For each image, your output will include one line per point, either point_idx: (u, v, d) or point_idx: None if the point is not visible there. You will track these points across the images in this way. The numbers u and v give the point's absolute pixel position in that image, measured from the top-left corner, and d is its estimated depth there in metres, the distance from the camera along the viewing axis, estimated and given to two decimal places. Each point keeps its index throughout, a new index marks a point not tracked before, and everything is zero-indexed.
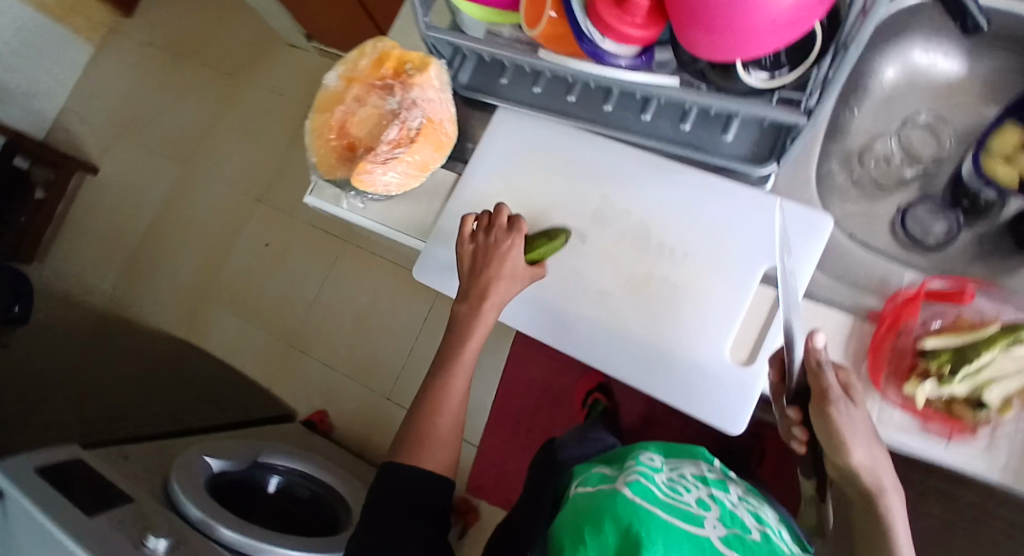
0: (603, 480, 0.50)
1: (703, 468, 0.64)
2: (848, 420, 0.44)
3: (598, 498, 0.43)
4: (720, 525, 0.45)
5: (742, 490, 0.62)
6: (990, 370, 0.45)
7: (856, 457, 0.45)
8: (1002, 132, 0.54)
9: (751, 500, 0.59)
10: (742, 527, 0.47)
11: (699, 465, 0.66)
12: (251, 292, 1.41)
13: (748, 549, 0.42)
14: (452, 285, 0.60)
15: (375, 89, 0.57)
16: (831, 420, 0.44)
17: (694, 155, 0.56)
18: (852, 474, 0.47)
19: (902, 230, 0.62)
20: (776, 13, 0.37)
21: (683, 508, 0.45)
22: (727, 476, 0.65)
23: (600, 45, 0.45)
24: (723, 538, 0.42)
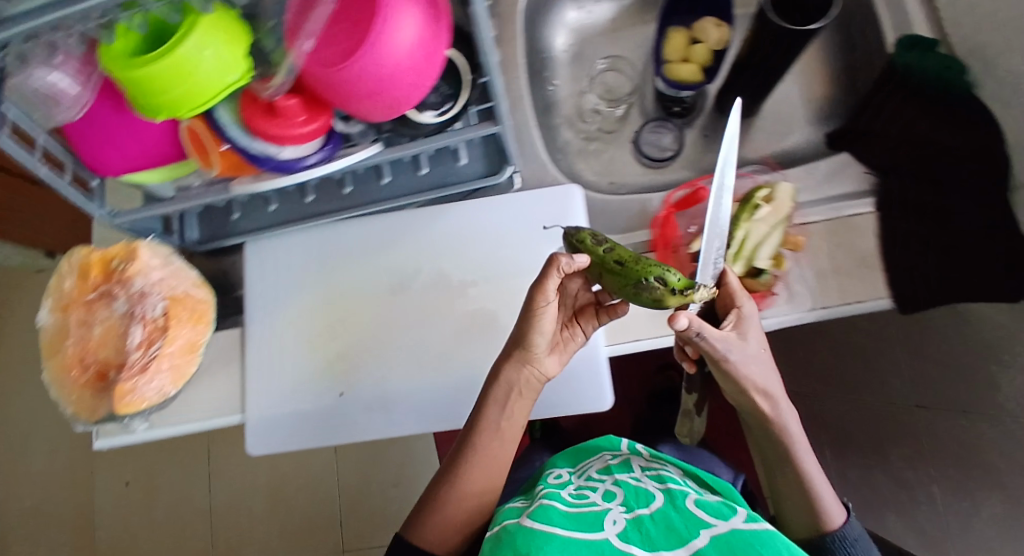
0: (510, 515, 0.49)
1: (606, 459, 0.61)
2: (736, 360, 0.46)
3: (500, 539, 0.44)
4: (623, 515, 0.46)
5: (645, 460, 0.59)
6: (751, 240, 0.52)
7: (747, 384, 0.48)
8: (671, 40, 0.65)
9: (656, 464, 0.58)
10: (646, 502, 0.47)
11: (602, 455, 0.63)
12: (140, 543, 1.20)
13: (649, 538, 0.42)
14: (294, 439, 0.55)
15: (98, 303, 0.51)
16: (721, 368, 0.47)
17: (445, 191, 0.57)
18: (746, 397, 0.49)
19: (643, 156, 0.67)
20: (405, 57, 0.39)
21: (586, 515, 0.46)
22: (631, 453, 0.61)
23: (281, 155, 0.44)
24: (621, 533, 0.43)
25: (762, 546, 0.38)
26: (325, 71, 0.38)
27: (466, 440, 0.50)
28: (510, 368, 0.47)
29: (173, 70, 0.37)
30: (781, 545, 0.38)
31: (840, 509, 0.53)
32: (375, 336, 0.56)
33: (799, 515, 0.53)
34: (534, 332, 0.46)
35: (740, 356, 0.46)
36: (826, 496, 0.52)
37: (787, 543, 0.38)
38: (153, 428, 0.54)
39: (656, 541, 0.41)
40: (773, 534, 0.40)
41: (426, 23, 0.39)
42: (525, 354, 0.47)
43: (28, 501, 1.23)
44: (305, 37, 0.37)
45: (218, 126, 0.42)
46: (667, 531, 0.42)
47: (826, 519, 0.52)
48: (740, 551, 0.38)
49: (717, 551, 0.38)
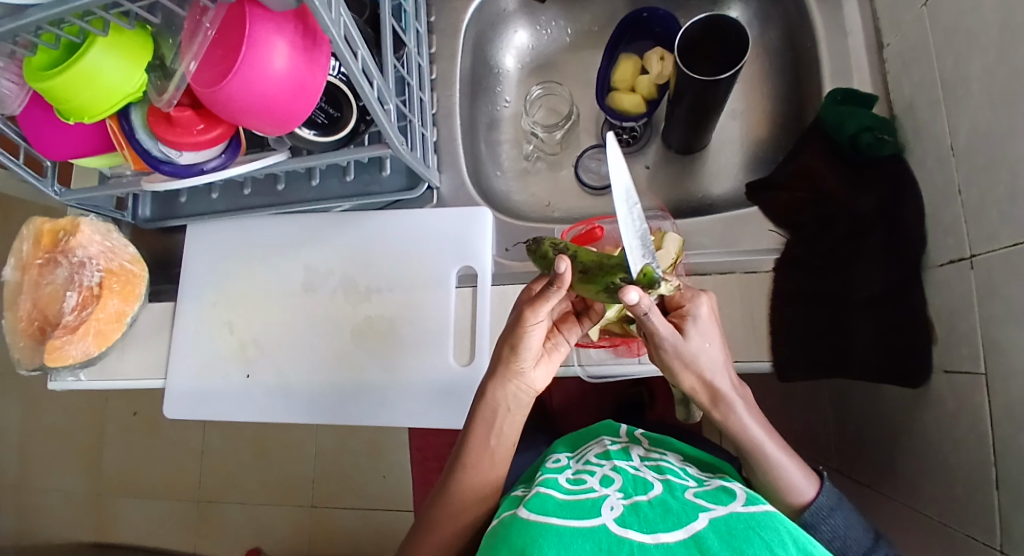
0: (508, 505, 0.44)
1: (605, 444, 0.56)
2: (675, 350, 0.44)
3: (497, 532, 0.39)
4: (620, 500, 0.39)
5: (646, 450, 0.54)
6: None
7: (687, 380, 0.46)
8: (620, 67, 0.64)
9: (654, 454, 0.52)
10: (644, 490, 0.41)
11: (599, 441, 0.58)
12: (135, 473, 1.28)
13: (646, 521, 0.36)
14: (208, 409, 0.61)
15: (43, 268, 0.57)
16: (660, 355, 0.45)
17: (366, 199, 0.59)
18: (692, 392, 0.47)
19: (584, 184, 0.68)
20: (278, 79, 0.41)
21: (581, 502, 0.40)
22: (629, 440, 0.57)
23: (180, 159, 0.48)
24: (619, 518, 0.37)
25: (766, 530, 0.33)
26: (201, 92, 0.42)
27: (462, 455, 0.49)
28: (495, 387, 0.48)
29: (74, 82, 0.41)
30: (785, 529, 0.33)
31: (809, 481, 0.48)
32: (284, 330, 0.60)
33: (769, 492, 0.49)
34: (509, 354, 0.47)
35: (682, 346, 0.44)
36: (790, 471, 0.48)
37: (795, 534, 0.33)
38: (88, 379, 0.60)
39: (655, 523, 0.35)
40: (778, 519, 0.35)
41: (295, 53, 0.42)
42: (505, 372, 0.48)
43: (46, 419, 1.32)
44: (188, 59, 0.41)
45: (129, 129, 0.47)
46: (663, 512, 0.37)
47: (794, 494, 0.47)
48: (745, 539, 0.32)
49: (721, 537, 0.33)
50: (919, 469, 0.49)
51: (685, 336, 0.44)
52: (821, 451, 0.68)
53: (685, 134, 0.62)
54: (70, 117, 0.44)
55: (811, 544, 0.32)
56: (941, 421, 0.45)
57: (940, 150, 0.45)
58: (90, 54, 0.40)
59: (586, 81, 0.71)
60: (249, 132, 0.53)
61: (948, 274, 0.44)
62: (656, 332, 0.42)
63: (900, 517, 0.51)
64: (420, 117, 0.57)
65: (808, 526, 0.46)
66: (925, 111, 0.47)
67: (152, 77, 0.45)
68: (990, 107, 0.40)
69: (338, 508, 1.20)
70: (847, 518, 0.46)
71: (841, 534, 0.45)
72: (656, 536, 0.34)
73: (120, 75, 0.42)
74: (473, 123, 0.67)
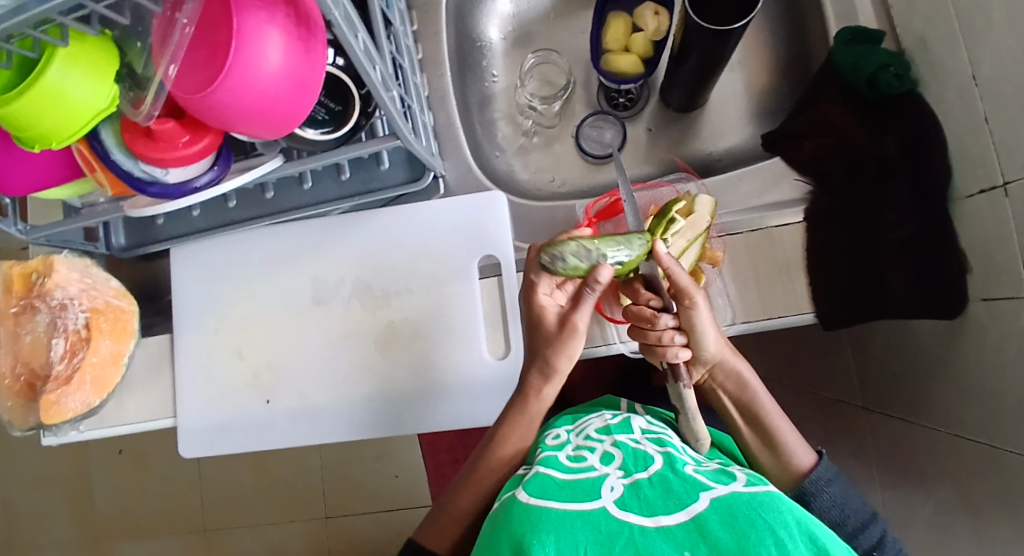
0: (508, 486, 0.43)
1: (606, 417, 0.53)
2: (698, 318, 0.43)
3: (495, 515, 0.39)
4: (621, 480, 0.39)
5: (647, 420, 0.51)
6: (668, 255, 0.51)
7: (714, 344, 0.45)
8: (611, 28, 0.61)
9: (656, 424, 0.50)
10: (645, 464, 0.41)
11: (602, 414, 0.55)
12: (134, 510, 1.22)
13: (648, 503, 0.36)
14: (225, 443, 0.57)
15: (19, 316, 0.52)
16: (687, 324, 0.44)
17: (367, 198, 0.55)
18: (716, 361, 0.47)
19: (587, 154, 0.65)
20: (277, 77, 0.37)
21: (581, 482, 0.39)
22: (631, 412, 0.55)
23: (167, 177, 0.43)
24: (619, 500, 0.37)
25: (767, 510, 0.33)
26: (186, 99, 0.36)
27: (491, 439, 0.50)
28: (534, 376, 0.50)
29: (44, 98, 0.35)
30: (788, 508, 0.33)
31: (808, 449, 0.50)
32: (295, 348, 0.57)
33: (769, 461, 0.50)
34: (557, 358, 0.48)
35: (706, 311, 0.43)
36: (793, 438, 0.49)
37: (797, 512, 0.33)
38: (89, 430, 0.55)
39: (656, 506, 0.35)
40: (779, 497, 0.35)
41: (290, 43, 0.37)
42: (544, 367, 0.49)
43: (25, 469, 1.24)
44: (165, 62, 0.35)
45: (102, 150, 0.42)
46: (665, 493, 0.37)
47: (799, 459, 0.49)
48: (745, 520, 0.32)
49: (720, 517, 0.33)
50: (956, 402, 0.49)
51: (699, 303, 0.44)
52: (843, 394, 0.69)
53: (688, 92, 0.60)
54: (35, 145, 0.39)
55: (814, 524, 0.32)
56: (981, 352, 0.45)
57: (960, 80, 0.45)
58: (49, 73, 0.34)
59: (576, 46, 0.68)
60: (234, 139, 0.48)
61: (978, 204, 0.43)
62: (686, 291, 0.42)
63: (940, 450, 0.52)
64: (417, 103, 0.53)
65: (810, 494, 0.47)
66: (939, 44, 0.47)
67: (123, 88, 0.40)
68: (1013, 35, 0.39)
69: (351, 516, 1.18)
70: (846, 492, 0.48)
71: (839, 504, 0.47)
72: (656, 520, 0.34)
73: (89, 85, 0.37)
74: (465, 103, 0.64)
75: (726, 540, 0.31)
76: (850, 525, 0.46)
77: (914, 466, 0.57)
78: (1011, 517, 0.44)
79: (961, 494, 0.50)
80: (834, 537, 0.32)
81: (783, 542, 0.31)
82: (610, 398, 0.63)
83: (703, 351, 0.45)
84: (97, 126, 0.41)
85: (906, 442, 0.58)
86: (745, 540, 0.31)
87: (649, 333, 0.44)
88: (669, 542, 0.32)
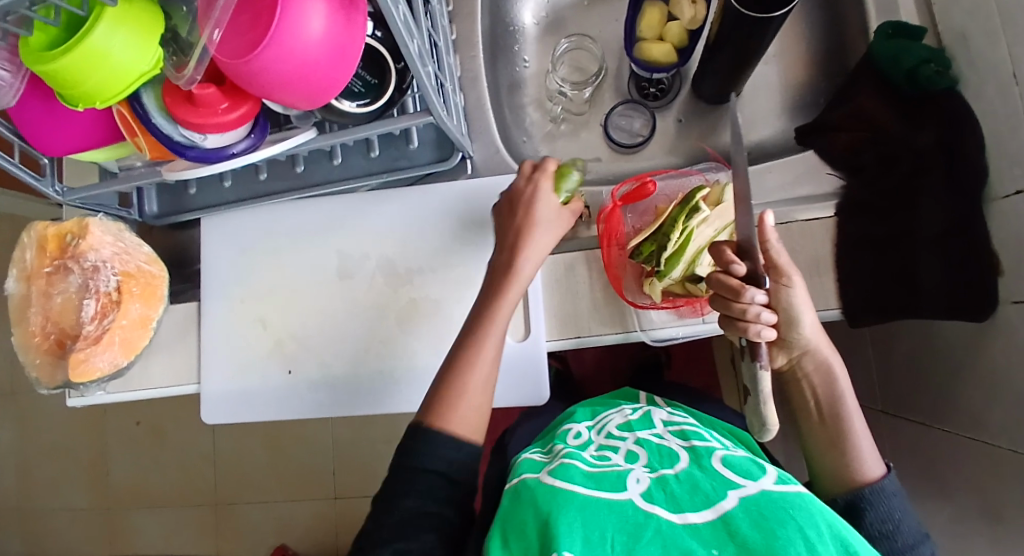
0: (529, 469, 0.44)
1: (625, 413, 0.54)
2: (796, 297, 0.44)
3: (518, 493, 0.40)
4: (647, 475, 0.40)
5: (668, 415, 0.52)
6: (696, 243, 0.50)
7: (808, 324, 0.45)
8: (646, 15, 0.61)
9: (678, 418, 0.51)
10: (670, 463, 0.41)
11: (620, 408, 0.56)
12: (148, 478, 1.24)
13: (675, 498, 0.36)
14: (245, 412, 0.58)
15: (53, 276, 0.53)
16: (782, 303, 0.44)
17: (396, 174, 0.56)
18: (804, 343, 0.47)
19: (615, 142, 0.65)
20: (318, 48, 0.38)
21: (607, 474, 0.40)
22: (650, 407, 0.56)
23: (205, 142, 0.44)
24: (645, 493, 0.37)
25: (799, 511, 0.32)
26: (229, 64, 0.37)
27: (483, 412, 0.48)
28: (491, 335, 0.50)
29: (91, 59, 0.36)
30: (819, 510, 0.32)
31: (876, 460, 0.48)
32: (319, 322, 0.57)
33: (830, 467, 0.49)
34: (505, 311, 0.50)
35: (801, 290, 0.44)
36: (864, 446, 0.48)
37: (829, 515, 0.32)
38: (115, 392, 0.57)
39: (681, 502, 0.35)
40: (809, 498, 0.34)
41: (332, 13, 0.37)
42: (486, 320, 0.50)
43: (46, 434, 1.27)
44: (211, 27, 0.36)
45: (142, 113, 0.43)
46: (692, 487, 0.36)
47: (862, 469, 0.47)
48: (776, 519, 0.31)
49: (750, 517, 0.32)
50: (983, 406, 0.49)
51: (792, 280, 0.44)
52: (862, 396, 0.69)
53: (720, 83, 0.60)
54: (77, 103, 0.40)
55: (845, 528, 0.31)
56: (1012, 354, 0.45)
57: (1005, 77, 0.44)
58: (95, 32, 0.35)
59: (609, 33, 0.68)
60: (270, 109, 0.48)
61: (1017, 204, 0.43)
62: (783, 271, 0.43)
63: (962, 453, 0.52)
64: (450, 82, 0.54)
65: (867, 502, 0.46)
66: (984, 41, 0.46)
67: (167, 53, 0.40)
68: None
69: (361, 496, 1.19)
70: (904, 507, 0.46)
71: (896, 520, 0.46)
72: (683, 516, 0.34)
73: (134, 50, 0.37)
74: (496, 86, 0.64)
75: (755, 538, 0.30)
76: (900, 542, 0.45)
77: (934, 469, 0.56)
78: None
79: (984, 499, 0.49)
80: (865, 543, 0.31)
81: (813, 542, 0.30)
82: (629, 392, 0.63)
83: (796, 332, 0.46)
84: (138, 89, 0.42)
85: (926, 445, 0.57)
86: (775, 538, 0.30)
87: (734, 305, 0.42)
88: (696, 537, 0.31)
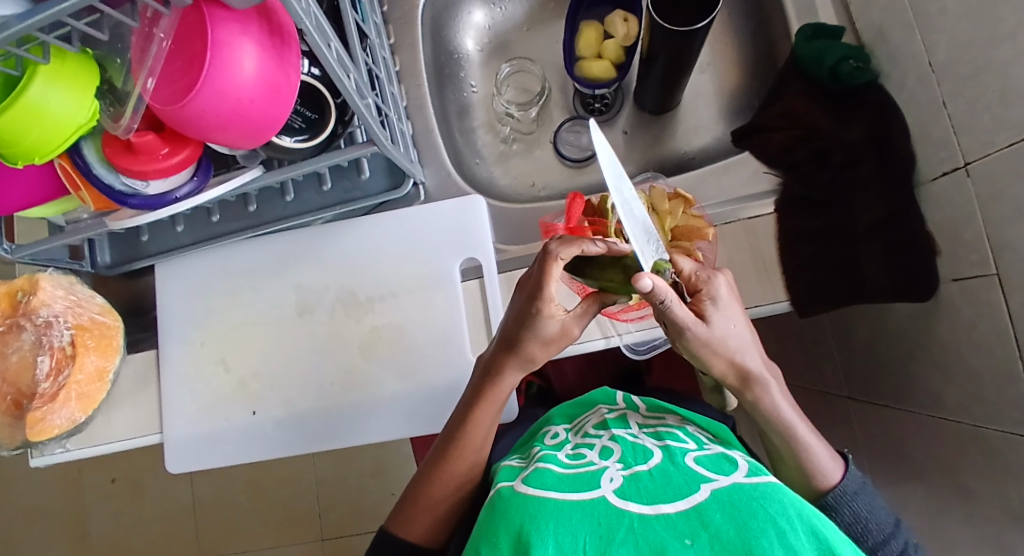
0: (505, 478, 0.44)
1: (602, 412, 0.53)
2: (701, 343, 0.40)
3: (492, 505, 0.39)
4: (620, 471, 0.39)
5: (644, 416, 0.52)
6: None
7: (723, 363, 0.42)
8: (583, 35, 0.63)
9: (654, 419, 0.51)
10: (644, 457, 0.41)
11: (597, 408, 0.55)
12: (128, 538, 1.19)
13: (647, 492, 0.35)
14: (213, 457, 0.57)
15: (4, 335, 0.52)
16: (685, 346, 0.41)
17: (349, 206, 0.56)
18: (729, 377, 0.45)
19: (565, 157, 0.67)
20: (252, 90, 0.38)
21: (581, 475, 0.40)
22: (627, 406, 0.54)
23: (148, 189, 0.45)
24: (619, 489, 0.36)
25: (769, 501, 0.33)
26: (163, 110, 0.38)
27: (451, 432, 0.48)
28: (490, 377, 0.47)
29: (27, 118, 0.37)
30: (790, 501, 0.33)
31: (834, 464, 0.48)
32: (282, 357, 0.57)
33: (795, 473, 0.49)
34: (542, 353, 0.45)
35: (709, 336, 0.40)
36: (820, 455, 0.47)
37: (799, 505, 0.33)
38: (77, 448, 0.55)
39: (655, 495, 0.35)
40: (780, 488, 0.35)
41: (263, 53, 0.38)
42: (523, 361, 0.45)
43: (19, 501, 1.22)
44: (144, 76, 0.37)
45: (83, 165, 0.43)
46: (664, 482, 0.36)
47: (822, 478, 0.47)
48: (747, 510, 0.32)
49: (721, 509, 0.32)
50: (937, 382, 0.50)
51: (708, 320, 0.40)
52: (825, 384, 0.70)
53: (659, 95, 0.63)
54: (19, 160, 0.39)
55: (816, 517, 0.32)
56: (954, 328, 0.47)
57: (918, 68, 0.47)
58: (30, 90, 0.35)
59: (551, 53, 0.70)
60: (216, 153, 0.49)
61: (944, 186, 0.45)
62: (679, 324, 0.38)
63: (923, 431, 0.53)
64: (396, 112, 0.55)
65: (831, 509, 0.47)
66: (897, 35, 0.49)
67: (103, 104, 0.40)
68: (965, 18, 0.42)
69: (349, 536, 1.16)
70: (871, 503, 0.46)
71: (862, 518, 0.45)
72: (656, 508, 0.34)
73: (69, 107, 0.38)
74: (444, 112, 0.66)
75: (727, 530, 0.31)
76: (870, 540, 0.44)
77: (899, 450, 0.57)
78: (998, 488, 0.45)
79: (950, 473, 0.50)
80: (836, 530, 0.32)
81: (786, 535, 0.30)
82: (605, 390, 0.60)
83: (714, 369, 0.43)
84: (79, 141, 0.42)
85: (888, 426, 0.59)
86: (747, 530, 0.30)
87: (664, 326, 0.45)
88: (669, 532, 0.31)
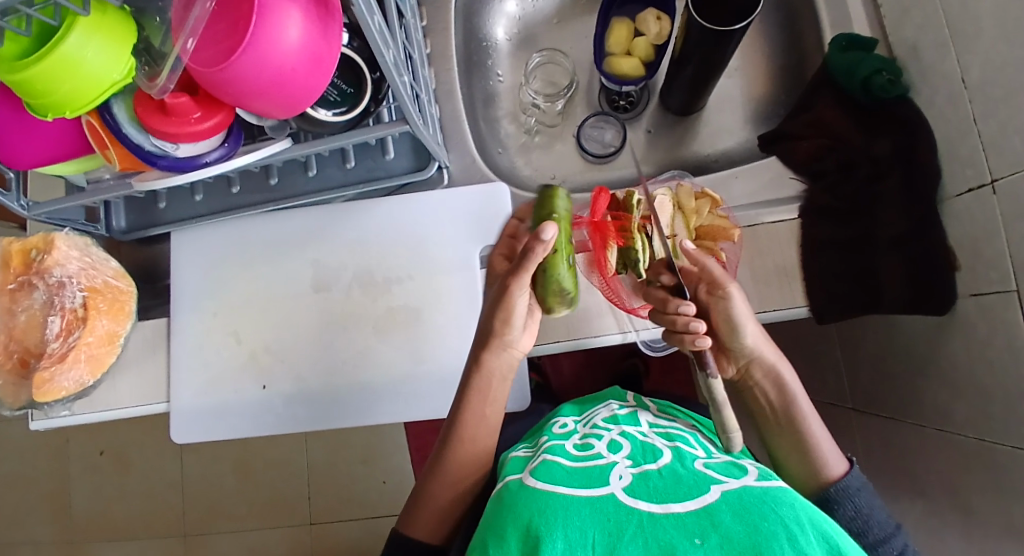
0: (511, 470, 0.44)
1: (613, 407, 0.53)
2: (737, 303, 0.47)
3: (501, 498, 0.39)
4: (629, 470, 0.39)
5: (655, 415, 0.52)
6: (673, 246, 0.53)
7: (750, 332, 0.48)
8: (614, 32, 0.63)
9: (664, 420, 0.51)
10: (653, 457, 0.41)
11: (607, 404, 0.55)
12: (113, 510, 1.18)
13: (656, 491, 0.36)
14: (216, 429, 0.56)
15: (15, 293, 0.51)
16: (727, 312, 0.47)
17: (372, 186, 0.55)
18: (750, 352, 0.49)
19: (588, 152, 0.67)
20: (294, 58, 0.38)
21: (590, 470, 0.40)
22: (638, 405, 0.55)
23: (177, 152, 0.44)
24: (628, 487, 0.36)
25: (780, 505, 0.33)
26: (202, 73, 0.37)
27: (458, 414, 0.49)
28: (490, 354, 0.48)
29: (61, 71, 0.35)
30: (799, 504, 0.33)
31: (839, 457, 0.49)
32: (294, 332, 0.56)
33: (797, 464, 0.49)
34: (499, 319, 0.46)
35: (741, 301, 0.47)
36: (825, 445, 0.48)
37: (809, 510, 0.33)
38: (81, 412, 0.55)
39: (665, 495, 0.35)
40: (789, 493, 0.35)
41: (307, 22, 0.38)
42: (486, 334, 0.48)
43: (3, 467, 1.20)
44: (185, 36, 0.35)
45: (113, 123, 0.42)
46: (674, 482, 0.36)
47: (824, 466, 0.48)
48: (757, 513, 0.32)
49: (732, 511, 0.32)
50: (945, 397, 0.51)
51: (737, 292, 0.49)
52: (829, 395, 0.70)
53: (686, 97, 0.63)
54: (47, 113, 0.38)
55: (825, 522, 0.32)
56: (967, 344, 0.47)
57: (951, 84, 0.48)
58: (69, 40, 0.34)
59: (580, 48, 0.70)
60: (244, 122, 0.48)
61: (967, 203, 0.46)
62: (717, 275, 0.47)
63: (927, 446, 0.54)
64: (426, 94, 0.55)
65: (833, 502, 0.47)
66: (930, 50, 0.49)
67: (139, 62, 0.40)
68: (1003, 37, 0.42)
69: (336, 522, 1.15)
70: (871, 501, 0.46)
71: (863, 514, 0.45)
72: (665, 507, 0.34)
73: (104, 62, 0.37)
74: (471, 99, 0.66)
75: (737, 531, 0.31)
76: (870, 537, 0.44)
77: (900, 464, 0.58)
78: (1001, 504, 0.45)
79: (952, 488, 0.51)
80: (845, 535, 0.32)
81: (799, 541, 0.30)
82: (615, 389, 0.60)
83: (740, 337, 0.48)
84: (110, 98, 0.42)
85: (891, 441, 0.59)
86: (757, 532, 0.30)
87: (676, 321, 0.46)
88: (678, 530, 0.32)
